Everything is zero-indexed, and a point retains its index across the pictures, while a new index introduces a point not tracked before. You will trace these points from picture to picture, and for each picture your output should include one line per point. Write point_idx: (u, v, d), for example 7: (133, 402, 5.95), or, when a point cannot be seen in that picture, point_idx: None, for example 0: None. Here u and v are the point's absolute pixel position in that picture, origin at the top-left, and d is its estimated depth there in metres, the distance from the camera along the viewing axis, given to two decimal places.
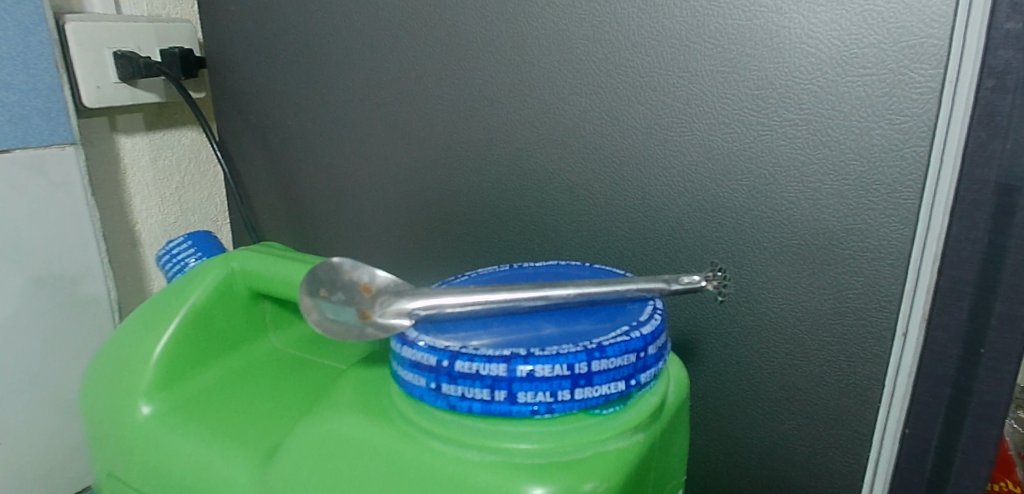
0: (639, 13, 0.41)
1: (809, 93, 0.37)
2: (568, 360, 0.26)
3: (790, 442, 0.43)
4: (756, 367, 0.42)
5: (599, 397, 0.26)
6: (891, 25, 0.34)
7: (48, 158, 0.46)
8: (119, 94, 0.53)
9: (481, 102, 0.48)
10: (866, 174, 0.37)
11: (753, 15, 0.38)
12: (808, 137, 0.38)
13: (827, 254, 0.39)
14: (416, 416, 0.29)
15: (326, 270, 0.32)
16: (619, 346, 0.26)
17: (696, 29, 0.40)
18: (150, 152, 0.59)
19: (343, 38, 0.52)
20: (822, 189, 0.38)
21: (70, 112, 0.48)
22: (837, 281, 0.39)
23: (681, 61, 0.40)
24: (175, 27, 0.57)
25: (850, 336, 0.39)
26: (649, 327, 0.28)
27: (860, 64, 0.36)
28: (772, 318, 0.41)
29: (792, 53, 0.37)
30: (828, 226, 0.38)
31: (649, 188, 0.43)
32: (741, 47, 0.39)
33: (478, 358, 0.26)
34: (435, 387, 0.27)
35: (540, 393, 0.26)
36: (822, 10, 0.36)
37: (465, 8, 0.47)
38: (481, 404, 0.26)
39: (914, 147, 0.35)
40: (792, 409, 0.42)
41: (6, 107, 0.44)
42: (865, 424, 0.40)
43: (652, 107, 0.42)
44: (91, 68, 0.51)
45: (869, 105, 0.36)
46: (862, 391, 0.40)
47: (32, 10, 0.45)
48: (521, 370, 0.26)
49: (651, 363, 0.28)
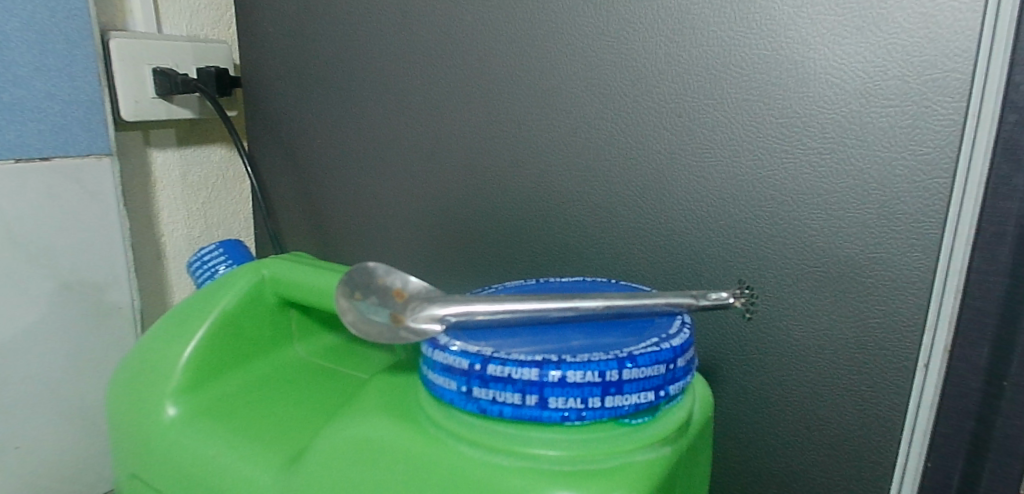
0: (666, 42, 0.42)
1: (833, 122, 0.38)
2: (599, 367, 0.26)
3: (810, 473, 0.42)
4: (775, 395, 0.43)
5: (628, 406, 0.27)
6: (914, 59, 0.35)
7: (86, 167, 0.48)
8: (155, 109, 0.55)
9: (508, 124, 0.49)
10: (889, 203, 0.37)
11: (778, 46, 0.39)
12: (831, 166, 0.38)
13: (849, 282, 0.39)
14: (443, 421, 0.29)
15: (362, 273, 0.33)
16: (649, 356, 0.27)
17: (722, 58, 0.41)
18: (180, 167, 0.60)
19: (376, 59, 0.54)
20: (844, 217, 0.38)
21: (108, 124, 0.49)
22: (859, 310, 0.39)
23: (706, 89, 0.41)
24: (213, 47, 0.59)
25: (871, 366, 0.39)
26: (678, 339, 0.28)
27: (883, 96, 0.37)
28: (793, 345, 0.41)
29: (817, 83, 0.38)
30: (851, 254, 0.39)
31: (671, 212, 0.44)
32: (767, 77, 0.40)
33: (510, 362, 0.26)
34: (465, 391, 0.27)
35: (571, 399, 0.26)
36: (847, 43, 0.37)
37: (496, 34, 0.48)
38: (512, 409, 0.27)
39: (938, 179, 0.36)
40: (812, 439, 0.42)
41: (49, 116, 0.46)
42: (886, 456, 0.40)
43: (678, 133, 0.43)
44: (131, 83, 0.53)
45: (892, 135, 0.37)
46: (882, 422, 0.40)
47: (80, 26, 0.46)
48: (552, 375, 0.26)
49: (680, 375, 0.28)
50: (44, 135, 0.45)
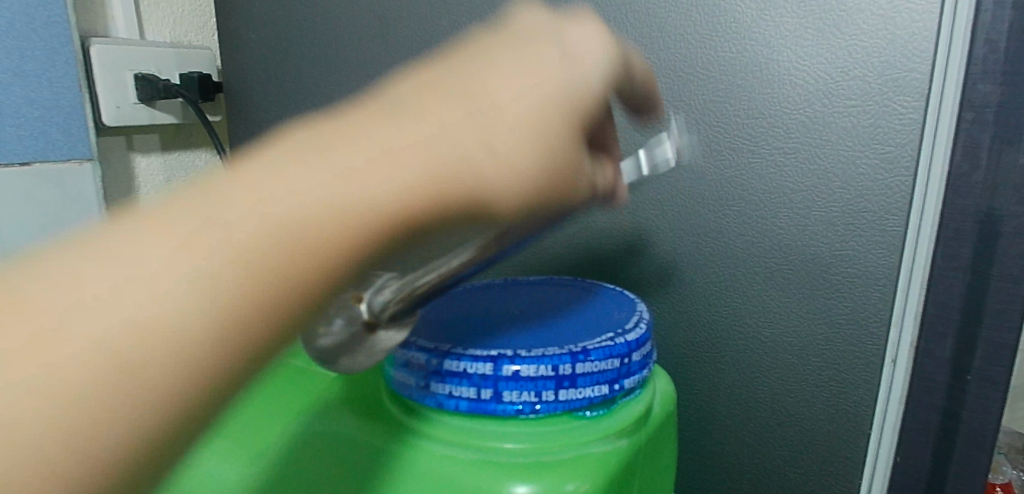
0: (634, 45, 0.43)
1: (797, 122, 0.39)
2: (552, 361, 0.27)
3: (783, 469, 0.43)
4: (746, 392, 0.43)
5: (582, 400, 0.27)
6: (874, 60, 0.36)
7: (67, 173, 0.48)
8: (138, 115, 0.55)
9: None
10: (853, 201, 0.38)
11: (743, 48, 0.40)
12: (795, 166, 0.39)
13: (817, 280, 0.39)
14: (404, 415, 0.29)
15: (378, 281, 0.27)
16: (603, 350, 0.27)
17: (688, 60, 0.41)
18: (163, 172, 0.60)
19: (355, 63, 0.55)
20: (809, 215, 0.39)
21: (89, 130, 0.49)
22: (827, 307, 0.40)
23: (674, 90, 0.42)
24: (196, 53, 0.60)
25: (840, 362, 0.40)
26: (634, 334, 0.29)
27: (845, 96, 0.37)
28: (764, 342, 0.42)
29: (780, 84, 0.39)
30: (816, 252, 0.39)
31: (643, 212, 0.44)
32: (731, 79, 0.40)
33: (465, 357, 0.27)
34: (424, 385, 0.28)
35: (525, 393, 0.27)
36: (808, 45, 0.38)
37: None
38: (468, 403, 0.27)
39: (899, 176, 0.36)
40: (785, 435, 0.42)
41: (28, 122, 0.46)
42: (857, 451, 0.40)
43: (647, 134, 0.44)
44: (112, 90, 0.53)
45: (854, 135, 0.37)
46: (852, 416, 0.40)
47: (59, 33, 0.47)
48: (507, 369, 0.27)
49: (636, 369, 0.29)
50: (25, 140, 0.46)
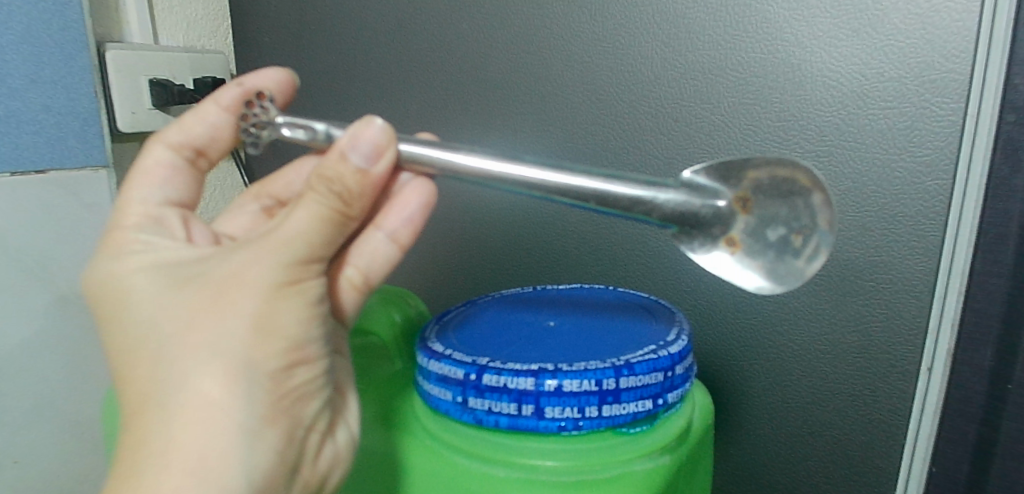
0: (662, 46, 0.42)
1: (830, 125, 0.38)
2: (596, 376, 0.26)
3: (814, 480, 0.42)
4: (776, 401, 0.42)
5: (627, 415, 0.27)
6: (911, 60, 0.35)
7: (81, 180, 0.48)
8: (152, 120, 0.54)
9: (505, 131, 0.49)
10: (889, 205, 0.37)
11: (775, 49, 0.39)
12: (829, 169, 0.38)
13: (851, 286, 0.38)
14: (442, 432, 0.29)
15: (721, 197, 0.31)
16: (647, 364, 0.27)
17: (718, 62, 0.40)
18: None
19: (372, 67, 0.54)
20: (844, 220, 0.38)
21: (106, 136, 0.49)
22: (862, 314, 0.39)
23: (702, 93, 0.41)
24: (210, 57, 0.58)
25: (873, 371, 0.39)
26: (676, 346, 0.28)
27: (881, 97, 0.36)
28: (796, 350, 0.41)
29: (814, 86, 0.38)
30: (851, 257, 0.38)
31: None
32: (762, 80, 0.39)
33: (506, 372, 0.27)
34: (461, 401, 0.27)
35: (568, 408, 0.26)
36: (843, 45, 0.37)
37: (489, 42, 0.48)
38: (507, 419, 0.27)
39: (937, 180, 0.35)
40: (816, 446, 0.41)
41: (45, 128, 0.46)
42: (891, 461, 0.39)
43: (675, 137, 0.43)
44: (126, 96, 0.51)
45: (891, 137, 0.36)
46: (886, 427, 0.39)
47: (76, 38, 0.46)
48: (549, 385, 0.26)
49: (679, 383, 0.28)
50: (39, 146, 0.45)
